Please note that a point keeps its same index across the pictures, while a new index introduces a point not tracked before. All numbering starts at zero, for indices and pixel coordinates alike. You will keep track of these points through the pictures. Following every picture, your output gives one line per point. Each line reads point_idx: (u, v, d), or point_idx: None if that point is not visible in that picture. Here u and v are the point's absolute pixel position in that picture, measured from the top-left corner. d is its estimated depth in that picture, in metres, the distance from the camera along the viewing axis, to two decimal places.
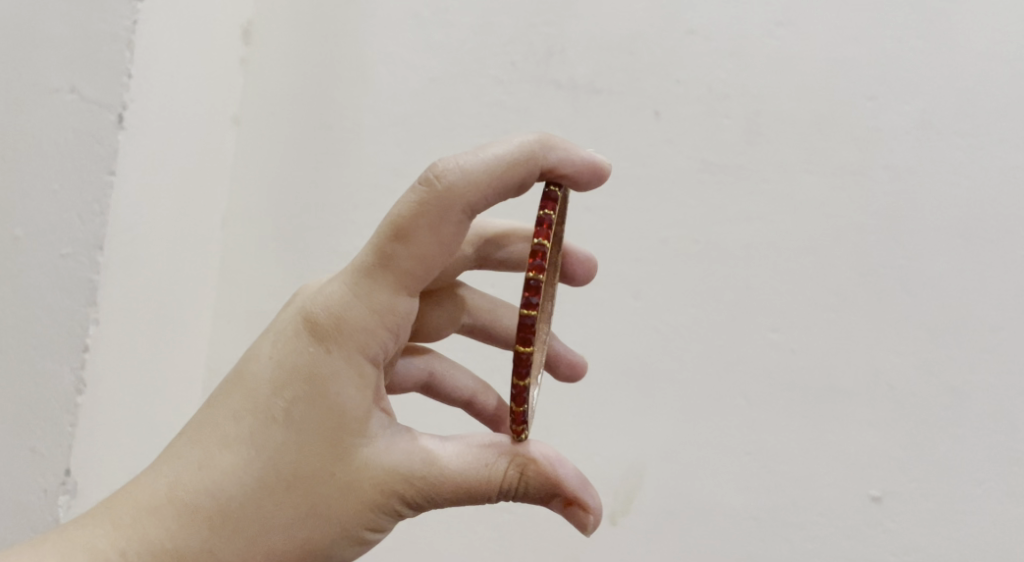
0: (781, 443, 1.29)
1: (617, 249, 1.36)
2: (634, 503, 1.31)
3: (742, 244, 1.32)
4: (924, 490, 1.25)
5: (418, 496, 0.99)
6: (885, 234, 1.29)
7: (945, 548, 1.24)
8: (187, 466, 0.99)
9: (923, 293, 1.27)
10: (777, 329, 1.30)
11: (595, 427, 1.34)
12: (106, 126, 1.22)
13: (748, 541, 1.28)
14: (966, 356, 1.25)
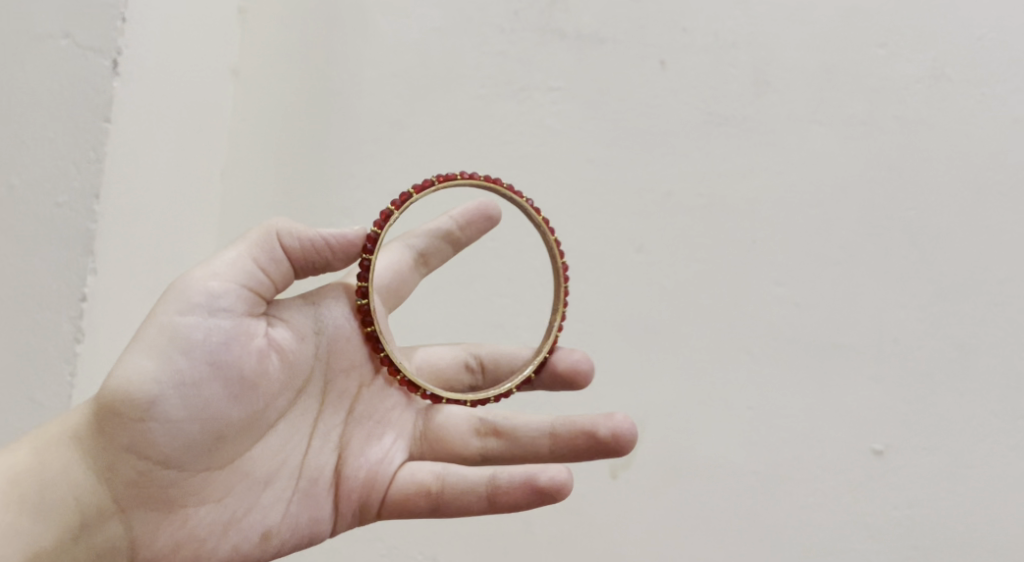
0: (783, 398, 1.28)
1: (620, 205, 1.32)
2: (636, 458, 1.30)
3: (747, 199, 1.30)
4: (927, 444, 1.25)
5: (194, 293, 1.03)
6: (892, 186, 1.28)
7: (945, 502, 1.25)
8: None
9: (929, 247, 1.27)
10: (781, 283, 1.29)
11: (597, 386, 1.31)
12: (101, 72, 1.20)
13: (748, 497, 1.28)
14: (972, 311, 1.26)
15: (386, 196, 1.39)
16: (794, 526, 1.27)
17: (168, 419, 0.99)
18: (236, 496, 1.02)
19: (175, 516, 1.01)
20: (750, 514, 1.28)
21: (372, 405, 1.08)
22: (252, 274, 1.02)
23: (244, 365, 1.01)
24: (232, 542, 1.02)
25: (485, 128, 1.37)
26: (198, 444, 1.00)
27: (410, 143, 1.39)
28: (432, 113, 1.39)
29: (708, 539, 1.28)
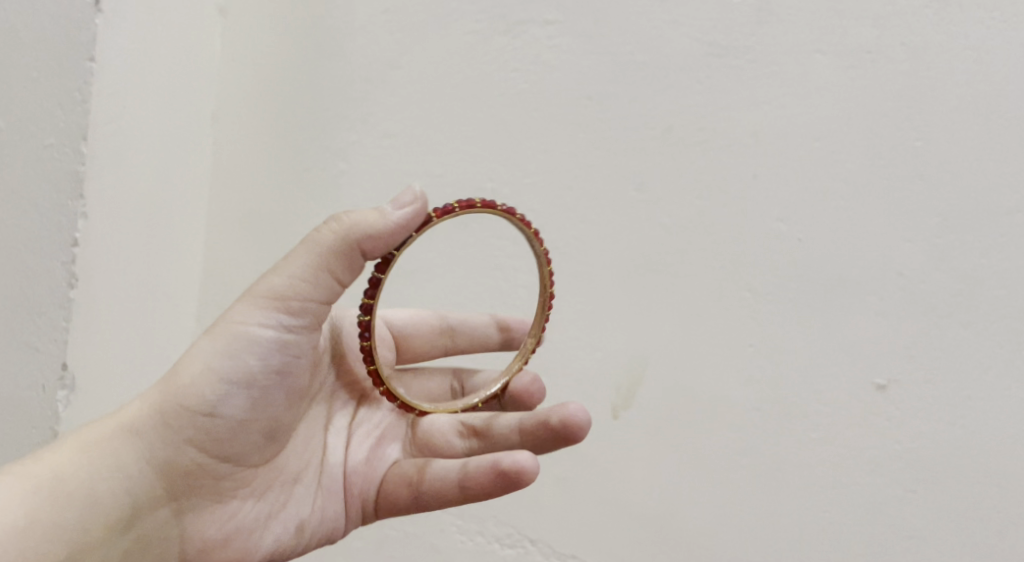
0: (785, 332, 1.26)
1: (617, 141, 1.31)
2: (637, 393, 1.32)
3: (748, 131, 1.28)
4: (929, 376, 1.22)
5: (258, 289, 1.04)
6: (897, 116, 1.24)
7: (949, 436, 1.22)
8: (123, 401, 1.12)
9: (937, 179, 1.22)
10: (782, 219, 1.26)
11: (594, 322, 1.32)
12: (83, 8, 1.18)
13: (750, 431, 1.27)
14: (979, 241, 1.21)
15: (380, 136, 1.38)
16: (794, 465, 1.26)
17: (230, 414, 1.04)
18: (274, 493, 1.08)
19: (223, 508, 1.06)
20: (751, 447, 1.27)
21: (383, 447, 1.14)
22: (326, 285, 1.03)
23: (297, 373, 1.07)
24: (273, 535, 1.08)
25: (478, 65, 1.35)
26: (256, 443, 1.06)
27: (402, 83, 1.38)
28: (423, 50, 1.37)
29: (705, 477, 1.29)
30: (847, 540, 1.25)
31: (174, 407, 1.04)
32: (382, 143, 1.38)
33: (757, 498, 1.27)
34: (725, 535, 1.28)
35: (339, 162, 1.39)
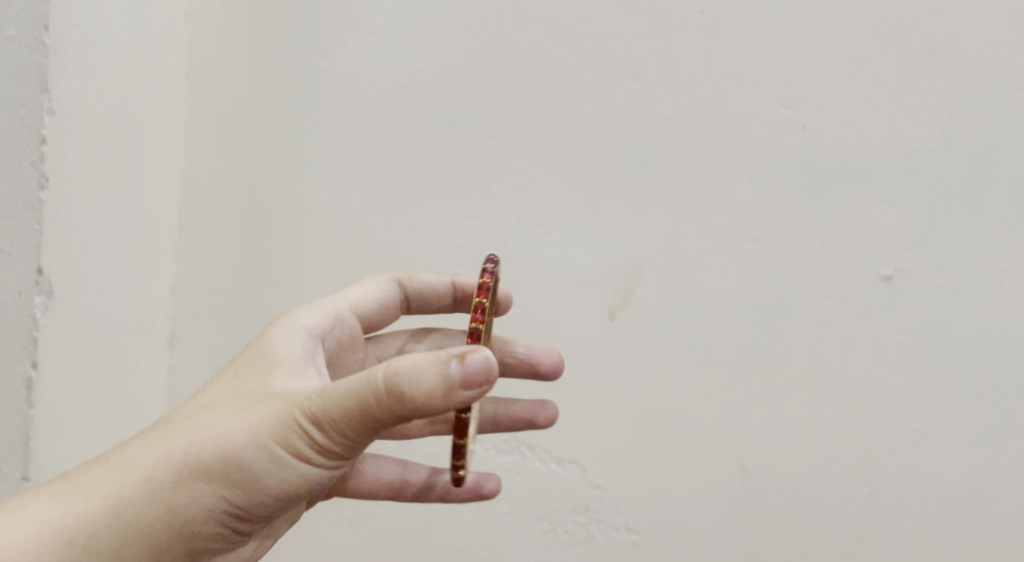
0: (785, 228, 1.32)
1: (613, 48, 1.36)
2: (632, 297, 1.37)
3: (752, 15, 1.31)
4: (943, 258, 1.28)
5: (320, 425, 0.99)
6: (907, 11, 1.28)
7: (958, 325, 1.28)
8: (124, 468, 1.02)
9: (947, 62, 1.27)
10: (787, 106, 1.31)
11: (587, 228, 1.38)
12: None
13: (747, 332, 1.34)
14: (991, 124, 1.26)
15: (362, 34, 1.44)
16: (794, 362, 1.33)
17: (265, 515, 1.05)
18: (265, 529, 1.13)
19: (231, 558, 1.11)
20: (747, 342, 1.34)
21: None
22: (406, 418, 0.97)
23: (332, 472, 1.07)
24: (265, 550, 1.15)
25: None
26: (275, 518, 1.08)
27: None
28: None
29: (708, 371, 1.35)
30: (850, 440, 1.32)
31: (217, 502, 1.02)
32: (365, 40, 1.44)
33: (755, 393, 1.34)
34: (730, 436, 1.35)
35: (321, 60, 1.46)
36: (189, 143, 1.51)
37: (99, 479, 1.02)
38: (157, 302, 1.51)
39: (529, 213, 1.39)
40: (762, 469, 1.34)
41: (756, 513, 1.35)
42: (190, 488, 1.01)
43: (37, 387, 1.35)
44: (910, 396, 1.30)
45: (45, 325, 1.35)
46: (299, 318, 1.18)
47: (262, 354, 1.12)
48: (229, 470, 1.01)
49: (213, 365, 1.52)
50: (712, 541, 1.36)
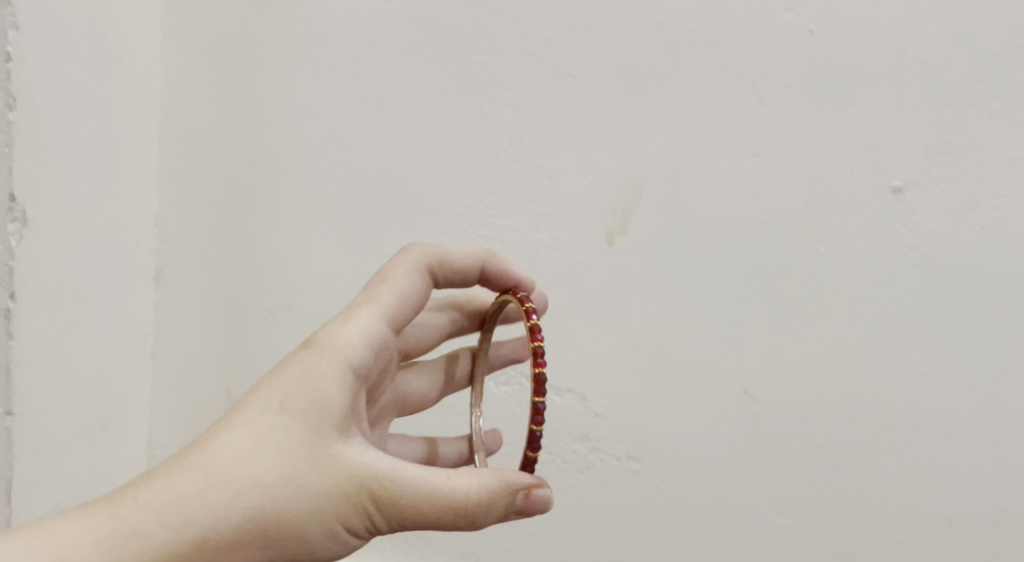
0: (789, 143, 1.32)
1: None
2: (632, 220, 1.37)
3: None
4: (955, 166, 1.29)
5: (392, 505, 1.06)
6: None
7: (969, 233, 1.29)
8: (182, 516, 1.05)
9: None
10: (792, 10, 1.31)
11: (588, 147, 1.38)
12: None
13: (751, 251, 1.34)
14: (1004, 25, 1.27)
15: None
16: (797, 282, 1.33)
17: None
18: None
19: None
20: (749, 261, 1.34)
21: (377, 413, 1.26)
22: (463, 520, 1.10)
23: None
24: None
25: None
26: None
27: None
28: None
29: (712, 295, 1.36)
30: (859, 362, 1.33)
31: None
32: None
33: (758, 318, 1.35)
34: (736, 359, 1.36)
35: None
36: (166, 68, 1.51)
37: (154, 529, 1.04)
38: (140, 235, 1.52)
39: (524, 135, 1.39)
40: (766, 395, 1.36)
41: (757, 439, 1.36)
42: (250, 544, 1.05)
43: (14, 318, 1.33)
44: (917, 318, 1.31)
45: (21, 254, 1.33)
46: (340, 340, 1.13)
47: (311, 385, 1.09)
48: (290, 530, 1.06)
49: (198, 299, 1.54)
50: (716, 467, 1.38)
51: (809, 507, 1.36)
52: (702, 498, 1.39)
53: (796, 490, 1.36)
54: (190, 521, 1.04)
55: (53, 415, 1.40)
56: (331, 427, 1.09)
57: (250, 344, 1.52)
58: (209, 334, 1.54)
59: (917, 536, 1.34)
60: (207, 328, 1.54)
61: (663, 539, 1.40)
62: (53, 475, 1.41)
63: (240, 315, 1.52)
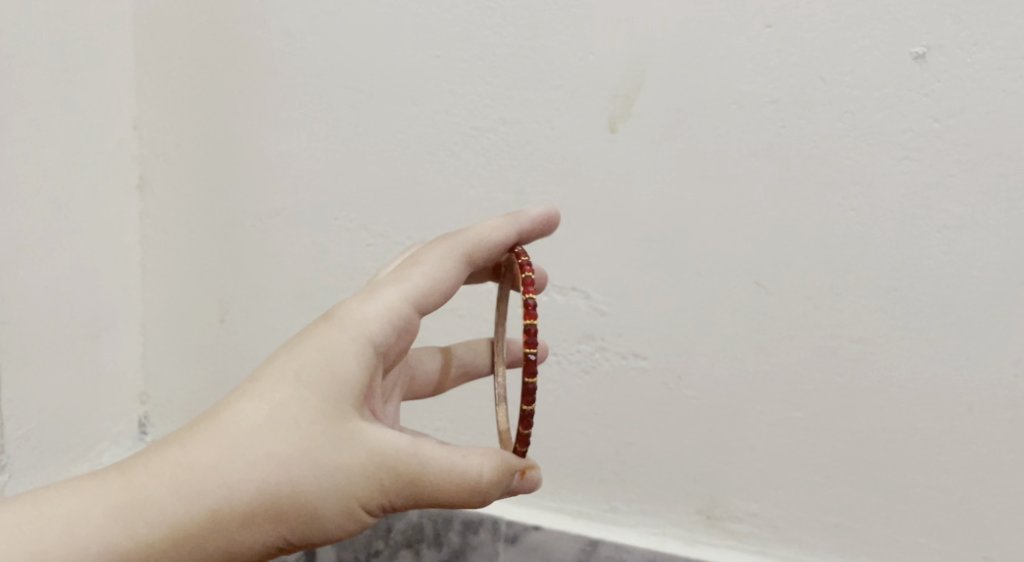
0: (803, 12, 1.28)
1: None
2: (635, 102, 1.34)
3: None
4: (981, 29, 1.24)
5: (406, 484, 1.08)
6: None
7: (996, 101, 1.25)
8: (198, 491, 1.05)
9: None
10: None
11: (593, 25, 1.34)
12: None
13: (761, 128, 1.31)
14: None
15: None
16: (810, 163, 1.31)
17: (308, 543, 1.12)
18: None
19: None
20: (759, 138, 1.32)
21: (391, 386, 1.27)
22: None
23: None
24: None
25: None
26: None
27: None
28: None
29: (720, 182, 1.34)
30: (875, 241, 1.31)
31: (283, 538, 1.08)
32: None
33: (767, 202, 1.33)
34: (745, 242, 1.35)
35: None
36: None
37: (170, 503, 1.05)
38: (118, 139, 1.48)
39: (521, 17, 1.35)
40: (776, 283, 1.35)
41: (764, 328, 1.37)
42: (263, 520, 1.07)
43: None
44: (936, 194, 1.28)
45: None
46: (362, 321, 1.12)
47: (329, 361, 1.09)
48: (302, 509, 1.07)
49: (185, 205, 1.52)
50: (722, 356, 1.39)
51: (815, 393, 1.37)
52: (707, 387, 1.40)
53: (802, 376, 1.37)
54: (205, 495, 1.05)
55: (42, 322, 1.40)
56: (349, 404, 1.09)
57: (241, 251, 1.52)
58: (203, 234, 1.52)
59: (926, 417, 1.34)
60: (196, 234, 1.53)
61: (668, 429, 1.43)
62: (49, 380, 1.42)
63: (232, 213, 1.50)
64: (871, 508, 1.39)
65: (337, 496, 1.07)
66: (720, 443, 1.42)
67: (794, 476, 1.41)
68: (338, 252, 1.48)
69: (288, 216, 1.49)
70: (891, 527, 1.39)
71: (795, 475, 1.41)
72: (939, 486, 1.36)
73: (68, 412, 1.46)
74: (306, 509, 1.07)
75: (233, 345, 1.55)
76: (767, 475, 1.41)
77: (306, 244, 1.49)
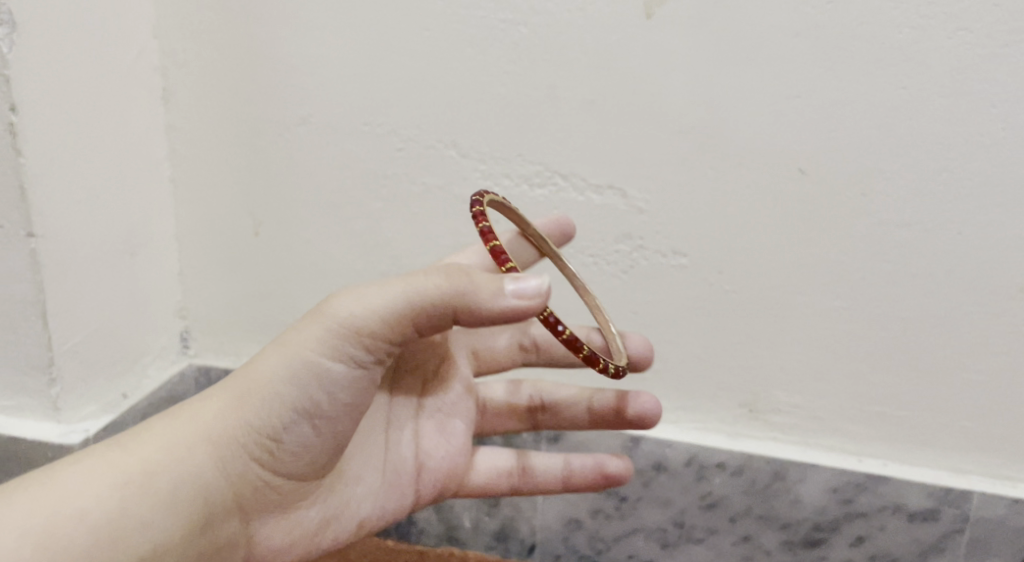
0: None
1: None
2: None
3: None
4: None
5: (339, 326, 1.10)
6: None
7: None
8: (205, 394, 1.16)
9: None
10: None
11: None
12: None
13: (805, 7, 1.28)
14: None
15: None
16: (856, 41, 1.28)
17: (298, 443, 1.14)
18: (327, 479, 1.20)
19: (288, 519, 1.18)
20: (804, 17, 1.29)
21: (436, 397, 1.28)
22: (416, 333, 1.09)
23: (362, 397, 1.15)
24: (332, 534, 1.21)
25: None
26: (324, 453, 1.16)
27: None
28: None
29: (761, 66, 1.31)
30: (923, 120, 1.29)
31: (253, 430, 1.12)
32: None
33: (810, 85, 1.30)
34: (786, 129, 1.32)
35: None
36: None
37: (176, 410, 1.15)
38: (141, 49, 1.46)
39: None
40: (817, 170, 1.33)
41: (805, 216, 1.35)
42: (235, 413, 1.13)
43: (14, 133, 1.31)
44: (990, 68, 1.26)
45: (17, 62, 1.30)
46: None
47: None
48: (262, 389, 1.12)
49: (213, 117, 1.50)
50: (763, 249, 1.37)
51: (858, 282, 1.36)
52: (749, 280, 1.39)
53: (846, 265, 1.35)
54: (201, 398, 1.15)
55: (78, 233, 1.40)
56: None
57: (268, 161, 1.50)
58: (231, 145, 1.51)
59: (975, 299, 1.33)
60: (225, 147, 1.51)
61: (708, 325, 1.42)
62: (88, 293, 1.42)
63: (259, 123, 1.49)
64: (917, 394, 1.38)
65: (288, 366, 1.12)
66: (763, 336, 1.41)
67: (837, 367, 1.40)
68: (369, 158, 1.46)
69: (318, 123, 1.47)
70: (938, 414, 1.39)
71: (839, 365, 1.40)
72: (989, 369, 1.35)
73: (109, 325, 1.46)
74: (267, 389, 1.12)
75: (266, 258, 1.55)
76: (811, 366, 1.41)
77: (338, 153, 1.47)
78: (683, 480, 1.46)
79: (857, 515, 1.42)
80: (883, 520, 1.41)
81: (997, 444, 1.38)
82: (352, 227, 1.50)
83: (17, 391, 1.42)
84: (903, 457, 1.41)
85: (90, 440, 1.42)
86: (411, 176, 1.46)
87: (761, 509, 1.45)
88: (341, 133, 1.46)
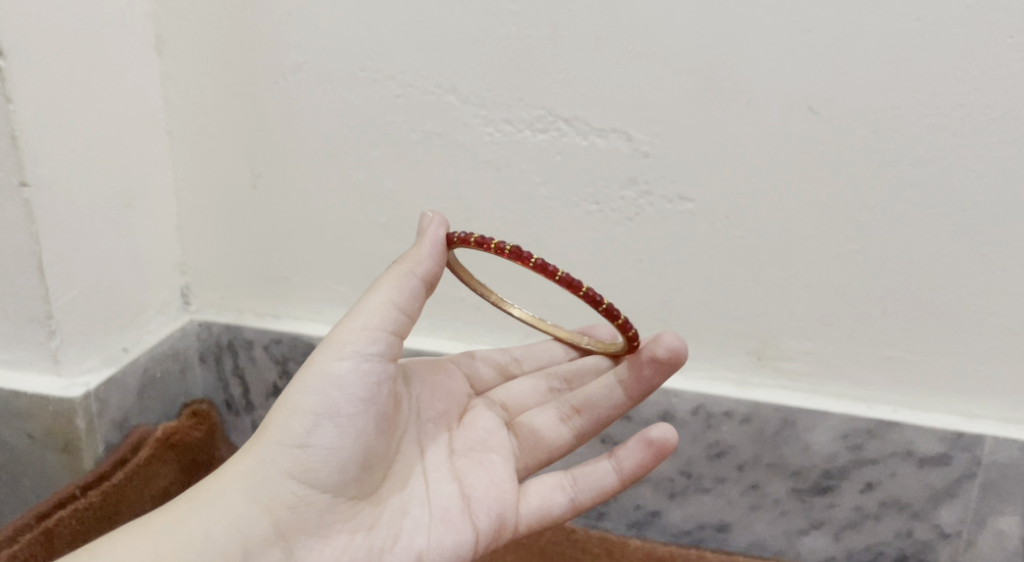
0: None
1: None
2: None
3: None
4: None
5: (330, 335, 1.21)
6: None
7: None
8: None
9: None
10: None
11: None
12: None
13: None
14: None
15: None
16: None
17: (326, 448, 1.17)
18: (366, 503, 1.20)
19: (330, 544, 1.18)
20: None
21: (467, 438, 1.29)
22: (391, 314, 1.20)
23: (381, 402, 1.21)
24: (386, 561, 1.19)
25: None
26: (350, 470, 1.19)
27: None
28: None
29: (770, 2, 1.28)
30: (937, 53, 1.25)
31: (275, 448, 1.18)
32: None
33: (820, 21, 1.27)
34: (796, 67, 1.29)
35: None
36: None
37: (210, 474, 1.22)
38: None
39: None
40: (828, 109, 1.29)
41: (815, 157, 1.31)
42: (259, 448, 1.19)
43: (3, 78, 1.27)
44: None
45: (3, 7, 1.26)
46: None
47: None
48: (280, 413, 1.19)
49: (206, 69, 1.47)
50: (772, 192, 1.34)
51: (870, 223, 1.33)
52: (757, 224, 1.36)
53: (856, 206, 1.32)
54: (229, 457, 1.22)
55: (73, 183, 1.37)
56: None
57: (264, 112, 1.47)
58: (224, 96, 1.47)
59: (990, 238, 1.30)
60: (220, 98, 1.48)
61: (716, 270, 1.39)
62: (84, 243, 1.39)
63: (252, 71, 1.45)
64: (930, 338, 1.36)
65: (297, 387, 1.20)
66: (772, 280, 1.38)
67: (847, 311, 1.37)
68: (369, 105, 1.43)
69: (315, 69, 1.43)
70: (951, 358, 1.36)
71: (850, 310, 1.37)
72: (1003, 310, 1.33)
73: (107, 279, 1.43)
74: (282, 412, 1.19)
75: (263, 210, 1.52)
76: (821, 312, 1.38)
77: (337, 100, 1.44)
78: (690, 430, 1.44)
79: (869, 462, 1.40)
80: (894, 466, 1.39)
81: (1011, 386, 1.36)
82: (351, 176, 1.47)
83: (15, 346, 1.39)
84: (915, 403, 1.39)
85: (92, 394, 1.39)
86: (411, 123, 1.42)
87: (770, 458, 1.42)
88: (339, 78, 1.43)
